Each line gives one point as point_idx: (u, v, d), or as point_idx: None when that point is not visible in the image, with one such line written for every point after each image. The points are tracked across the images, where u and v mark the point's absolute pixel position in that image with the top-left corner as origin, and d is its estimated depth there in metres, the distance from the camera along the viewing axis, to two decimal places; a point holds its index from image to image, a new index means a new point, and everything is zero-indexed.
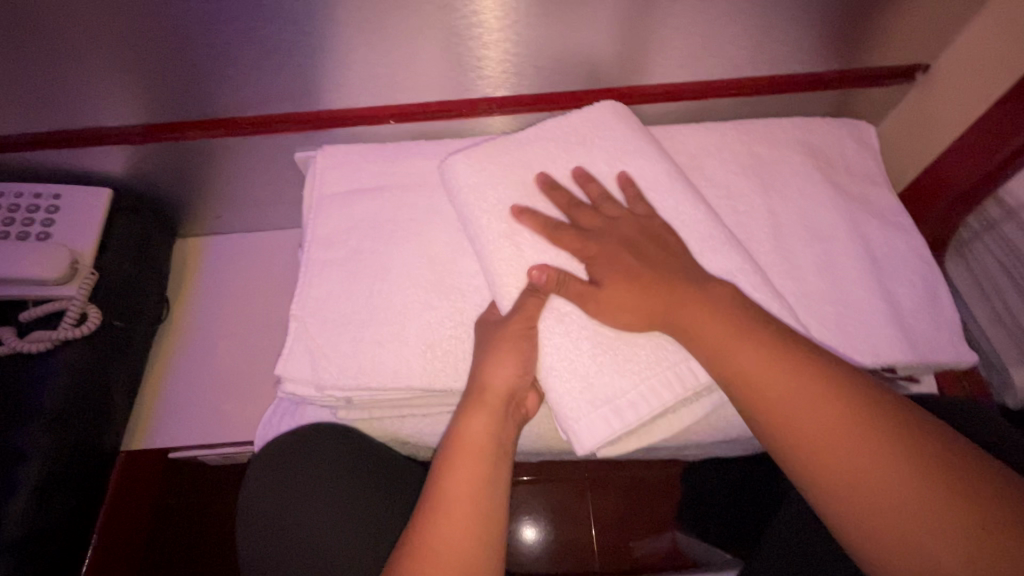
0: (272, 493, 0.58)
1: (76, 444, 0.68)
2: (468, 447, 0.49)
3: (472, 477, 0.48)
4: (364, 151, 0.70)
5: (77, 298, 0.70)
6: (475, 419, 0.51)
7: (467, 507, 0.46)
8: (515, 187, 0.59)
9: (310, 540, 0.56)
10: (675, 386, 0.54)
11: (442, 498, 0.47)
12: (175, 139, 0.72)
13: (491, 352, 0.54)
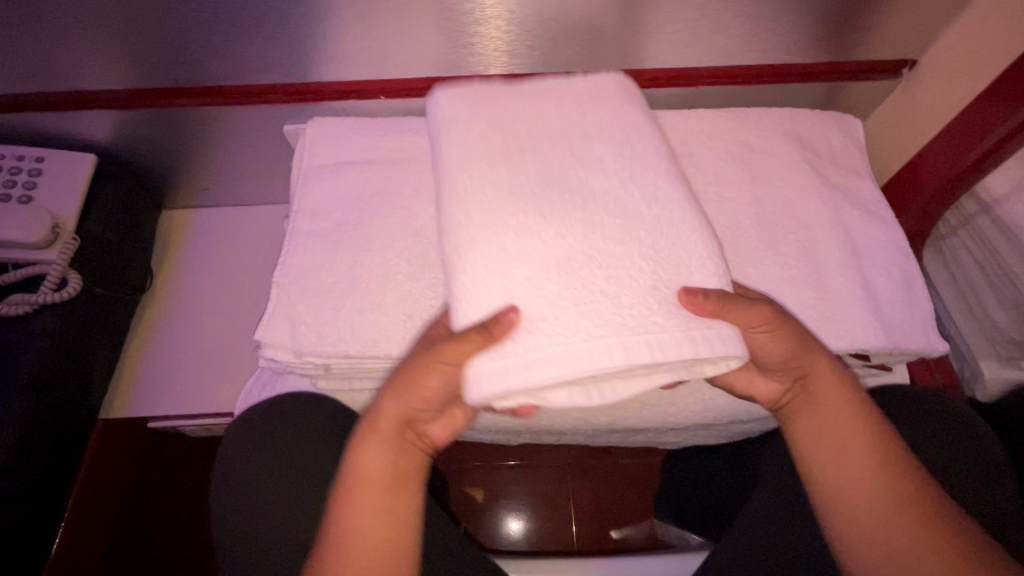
0: (250, 460, 0.59)
1: (54, 409, 0.68)
2: (368, 475, 0.50)
3: (375, 505, 0.49)
4: (354, 125, 0.70)
5: (57, 262, 0.69)
6: (376, 450, 0.50)
7: (375, 529, 0.48)
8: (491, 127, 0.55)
9: (286, 506, 0.57)
10: (583, 357, 0.44)
11: (350, 519, 0.49)
12: (161, 106, 0.72)
13: (400, 380, 0.50)
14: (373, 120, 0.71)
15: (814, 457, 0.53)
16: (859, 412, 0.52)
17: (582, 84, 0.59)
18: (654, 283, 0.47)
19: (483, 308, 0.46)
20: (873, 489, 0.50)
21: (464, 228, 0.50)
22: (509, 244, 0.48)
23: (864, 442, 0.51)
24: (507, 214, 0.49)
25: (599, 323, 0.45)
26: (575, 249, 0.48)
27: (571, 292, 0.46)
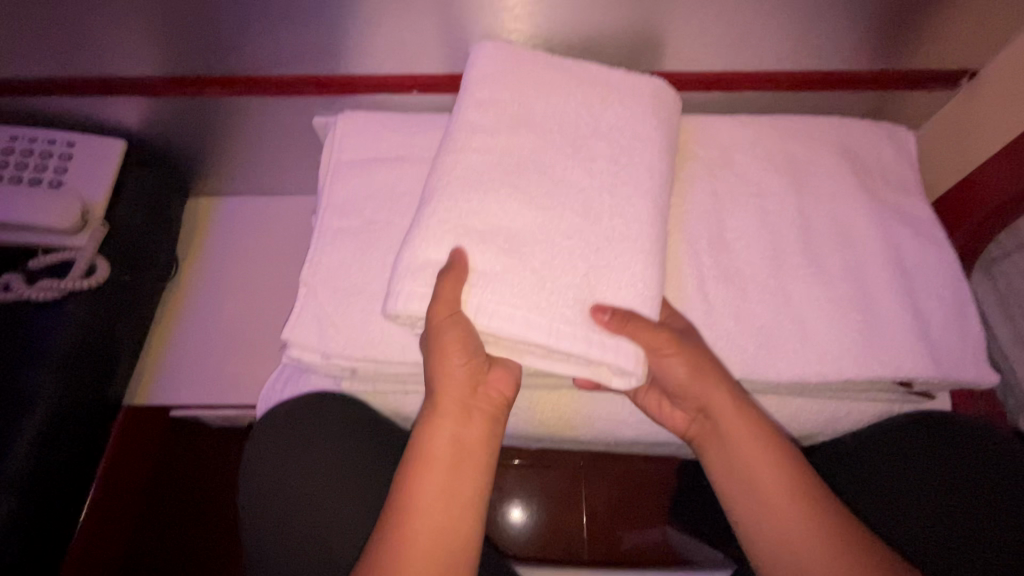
0: (276, 450, 0.59)
1: (81, 395, 0.68)
2: (435, 457, 0.51)
3: (438, 490, 0.50)
4: (386, 120, 0.69)
5: (86, 249, 0.69)
6: (440, 429, 0.52)
7: (439, 511, 0.50)
8: (497, 105, 0.55)
9: (310, 496, 0.57)
10: (499, 320, 0.49)
11: (408, 498, 0.50)
12: (193, 95, 0.71)
13: (439, 354, 0.50)
14: (406, 116, 0.70)
15: (726, 481, 0.55)
16: (760, 433, 0.54)
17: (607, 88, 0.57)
18: (579, 282, 0.50)
19: (417, 281, 0.50)
20: (785, 487, 0.52)
21: (435, 202, 0.52)
22: (472, 222, 0.51)
23: (769, 461, 0.53)
24: (482, 178, 0.52)
25: (526, 298, 0.49)
26: (531, 244, 0.51)
27: (500, 270, 0.50)
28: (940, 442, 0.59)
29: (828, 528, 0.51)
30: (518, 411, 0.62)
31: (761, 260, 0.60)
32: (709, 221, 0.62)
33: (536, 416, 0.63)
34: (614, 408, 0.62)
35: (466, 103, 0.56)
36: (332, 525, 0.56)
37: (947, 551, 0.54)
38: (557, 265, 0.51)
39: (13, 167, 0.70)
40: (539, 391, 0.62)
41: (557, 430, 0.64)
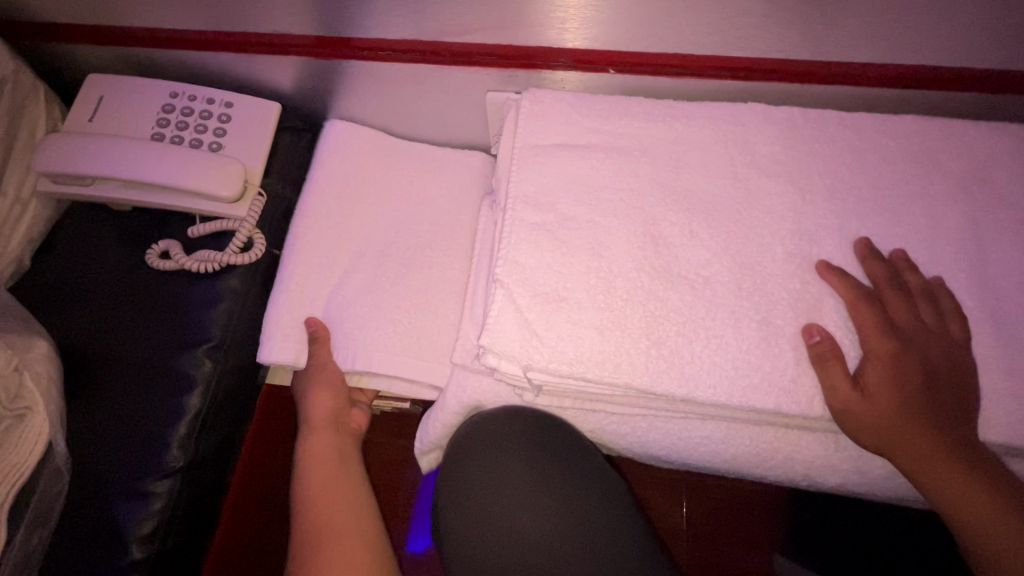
0: (472, 471, 0.57)
1: (237, 372, 0.66)
2: (320, 445, 0.66)
3: (333, 473, 0.64)
4: (576, 102, 0.63)
5: (246, 221, 0.66)
6: (324, 429, 0.67)
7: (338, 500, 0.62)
8: (422, 150, 0.76)
9: (508, 529, 0.54)
10: (413, 352, 0.66)
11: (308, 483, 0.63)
12: (363, 58, 0.66)
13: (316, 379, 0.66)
14: (597, 98, 0.64)
15: (952, 491, 0.48)
16: (973, 478, 0.48)
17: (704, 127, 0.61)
18: (421, 323, 0.67)
19: (287, 321, 0.68)
20: (1005, 508, 0.47)
21: (304, 246, 0.71)
22: (409, 318, 0.67)
23: (987, 507, 0.47)
24: (329, 281, 0.70)
25: (368, 319, 0.68)
26: (448, 267, 0.69)
27: (375, 350, 0.66)
28: None
29: None
30: (715, 444, 0.55)
31: (1016, 303, 0.54)
32: (951, 249, 0.56)
33: (733, 452, 0.56)
34: (825, 451, 0.55)
35: (329, 137, 0.76)
36: (552, 556, 0.53)
37: None
38: (367, 279, 0.70)
39: (173, 126, 0.67)
40: (744, 424, 0.55)
41: (752, 467, 0.57)
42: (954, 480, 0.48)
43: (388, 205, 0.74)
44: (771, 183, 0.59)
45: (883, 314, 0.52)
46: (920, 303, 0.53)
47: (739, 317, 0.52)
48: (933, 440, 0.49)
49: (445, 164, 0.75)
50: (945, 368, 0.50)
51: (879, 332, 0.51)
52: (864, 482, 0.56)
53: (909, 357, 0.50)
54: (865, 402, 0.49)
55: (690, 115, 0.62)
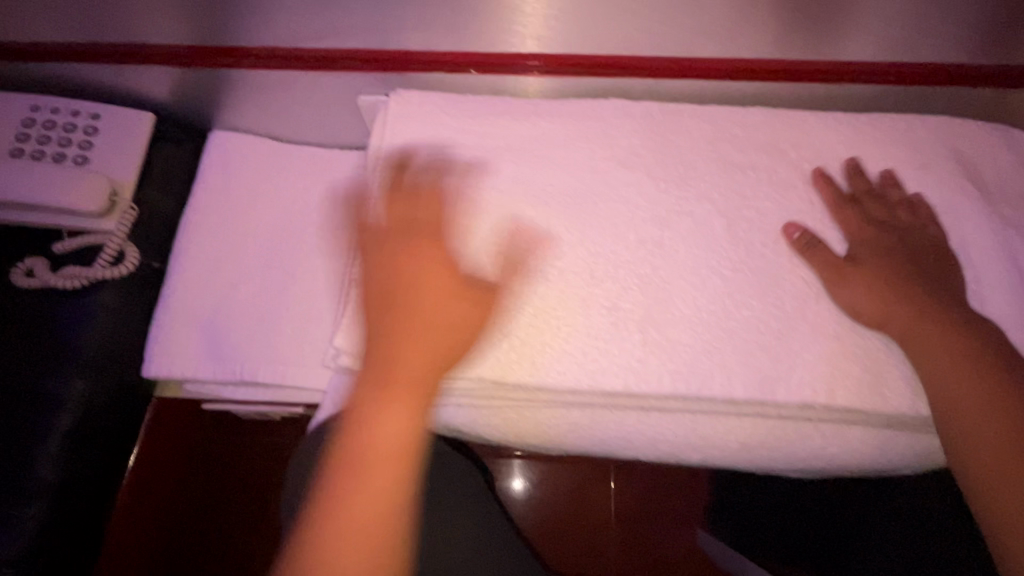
0: (322, 462, 0.56)
1: (116, 388, 0.65)
2: (381, 447, 0.43)
3: (380, 482, 0.42)
4: (443, 102, 0.63)
5: (115, 234, 0.65)
6: (389, 413, 0.44)
7: (377, 527, 0.41)
8: (308, 153, 0.74)
9: None
10: (296, 360, 0.65)
11: (347, 506, 0.41)
12: (229, 66, 0.65)
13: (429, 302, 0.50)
14: (465, 98, 0.64)
15: (946, 395, 0.48)
16: (960, 358, 0.48)
17: (569, 121, 0.61)
18: (306, 328, 0.66)
19: (172, 340, 0.66)
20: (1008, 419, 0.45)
21: (191, 256, 0.69)
22: (294, 324, 0.66)
23: (991, 410, 0.46)
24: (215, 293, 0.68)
25: (254, 331, 0.66)
26: (332, 271, 0.68)
27: (261, 363, 0.65)
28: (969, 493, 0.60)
29: None
30: (580, 428, 0.57)
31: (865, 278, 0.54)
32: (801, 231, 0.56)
33: (599, 436, 0.58)
34: (685, 431, 0.57)
35: (215, 146, 0.74)
36: None
37: None
38: (256, 288, 0.68)
39: (35, 141, 0.65)
40: (606, 409, 0.57)
41: (620, 448, 0.59)
42: (948, 373, 0.48)
43: (274, 207, 0.71)
44: (631, 175, 0.58)
45: (942, 266, 0.54)
46: (916, 238, 0.55)
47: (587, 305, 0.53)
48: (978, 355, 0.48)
49: (331, 168, 0.73)
50: (786, 347, 0.52)
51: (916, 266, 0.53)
52: (724, 457, 0.59)
53: (903, 261, 0.53)
54: (937, 333, 0.49)
55: (555, 111, 0.62)
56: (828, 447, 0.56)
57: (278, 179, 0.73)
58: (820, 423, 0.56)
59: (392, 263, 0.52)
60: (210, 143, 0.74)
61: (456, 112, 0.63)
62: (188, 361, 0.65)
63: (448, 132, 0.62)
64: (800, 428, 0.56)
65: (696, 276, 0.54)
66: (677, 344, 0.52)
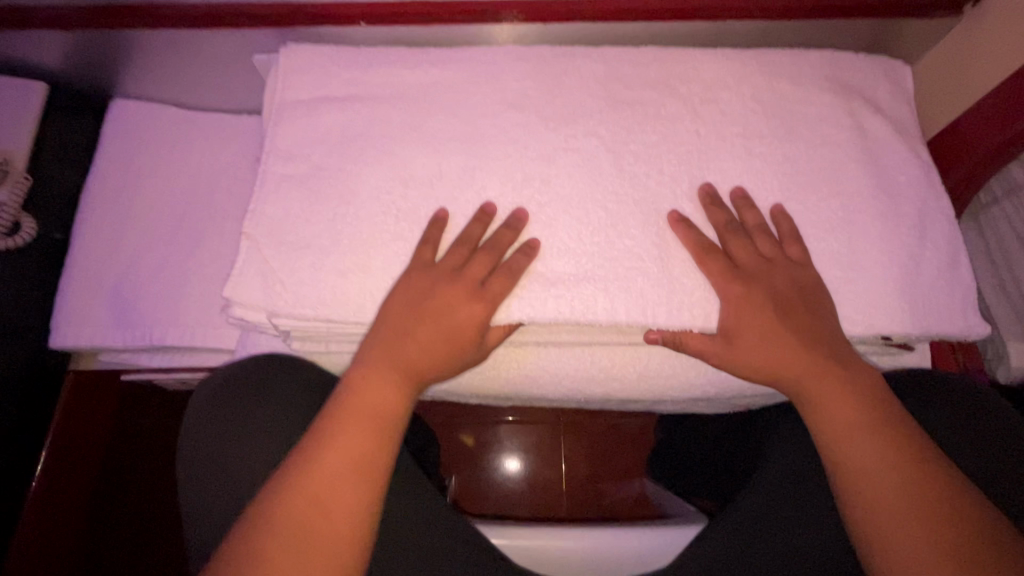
0: (210, 402, 0.56)
1: (20, 359, 0.64)
2: (361, 402, 0.49)
3: (333, 448, 0.47)
4: (334, 54, 0.62)
5: (7, 203, 0.63)
6: (374, 385, 0.50)
7: (343, 477, 0.46)
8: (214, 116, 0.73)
9: (221, 454, 0.54)
10: (205, 321, 0.65)
11: (322, 453, 0.46)
12: (111, 27, 0.62)
13: (428, 305, 0.51)
14: (356, 49, 0.63)
15: (822, 387, 0.50)
16: (847, 366, 0.51)
17: (459, 68, 0.62)
18: (214, 290, 0.66)
19: (77, 309, 0.66)
20: (872, 419, 0.49)
21: (95, 225, 0.68)
22: (202, 287, 0.66)
23: (875, 450, 0.47)
24: (121, 260, 0.67)
25: (162, 296, 0.66)
26: (239, 232, 0.68)
27: (171, 326, 0.65)
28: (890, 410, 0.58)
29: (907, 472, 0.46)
30: (482, 367, 0.59)
31: (744, 206, 0.56)
32: (685, 164, 0.57)
33: (502, 375, 0.59)
34: (583, 364, 0.59)
35: (117, 109, 0.72)
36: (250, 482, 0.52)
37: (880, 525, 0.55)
38: (163, 253, 0.67)
39: None
40: (506, 347, 0.58)
41: (523, 386, 0.61)
42: (837, 370, 0.50)
43: (179, 171, 0.71)
44: (520, 117, 0.60)
45: (817, 297, 0.53)
46: (810, 278, 0.53)
47: (482, 255, 0.52)
48: (848, 401, 0.49)
49: (237, 130, 0.73)
50: (672, 276, 0.53)
51: (799, 302, 0.52)
52: (624, 390, 0.61)
53: (766, 304, 0.52)
54: (811, 355, 0.51)
55: (446, 59, 0.62)
56: (720, 371, 0.59)
57: (180, 146, 0.71)
58: None
59: (425, 276, 0.52)
60: (109, 113, 0.72)
61: (346, 63, 0.62)
62: (96, 332, 0.65)
63: (339, 84, 0.61)
64: (692, 354, 0.58)
65: (582, 212, 0.55)
66: (563, 278, 0.53)
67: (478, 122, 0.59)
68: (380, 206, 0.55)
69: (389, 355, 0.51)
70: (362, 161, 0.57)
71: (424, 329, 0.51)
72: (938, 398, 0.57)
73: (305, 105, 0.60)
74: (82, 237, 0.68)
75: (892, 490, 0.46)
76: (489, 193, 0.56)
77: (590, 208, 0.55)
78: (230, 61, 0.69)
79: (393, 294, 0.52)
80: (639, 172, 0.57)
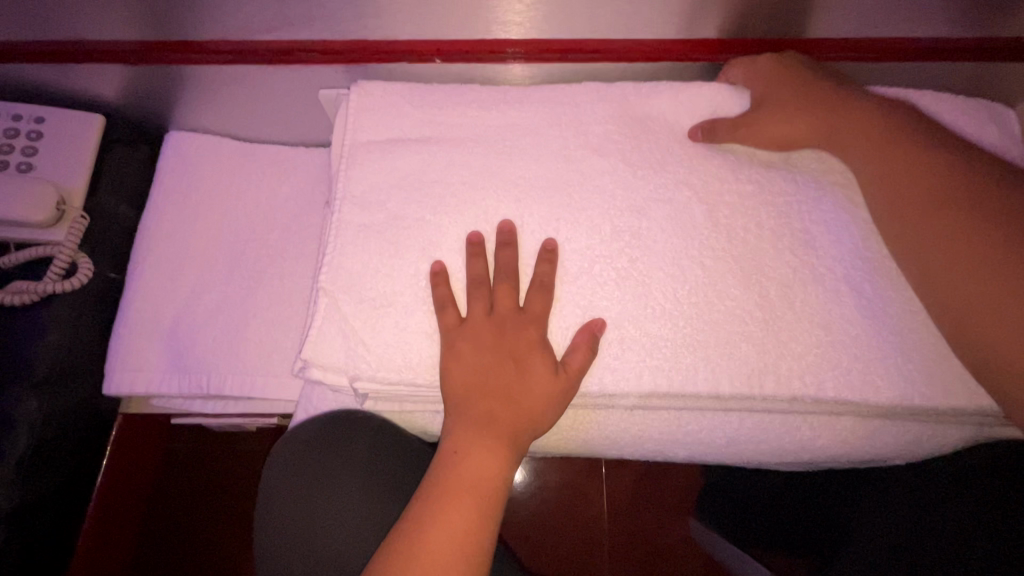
0: (290, 466, 0.53)
1: (74, 407, 0.62)
2: (460, 480, 0.46)
3: (438, 528, 0.43)
4: (407, 92, 0.59)
5: (64, 246, 0.61)
6: (474, 454, 0.47)
7: (449, 563, 0.42)
8: (274, 152, 0.71)
9: (304, 525, 0.51)
10: (265, 367, 0.62)
11: (426, 531, 0.43)
12: (178, 62, 0.60)
13: (473, 349, 0.49)
14: (430, 87, 0.60)
15: (849, 154, 0.54)
16: (868, 123, 0.53)
17: (538, 109, 0.58)
18: (274, 335, 0.63)
19: (133, 355, 0.63)
20: (887, 158, 0.52)
21: (152, 264, 0.66)
22: (261, 332, 0.63)
23: (929, 178, 0.49)
24: (178, 303, 0.65)
25: (221, 343, 0.63)
26: (301, 275, 0.66)
27: (228, 374, 0.62)
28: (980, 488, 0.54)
29: (944, 201, 0.48)
30: (563, 430, 0.55)
31: (848, 263, 0.53)
32: (786, 218, 0.54)
33: (584, 436, 0.56)
34: (669, 428, 0.55)
35: (175, 143, 0.70)
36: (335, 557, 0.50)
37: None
38: (222, 296, 0.65)
39: None
40: (590, 409, 0.55)
41: (605, 447, 0.57)
42: (856, 138, 0.53)
43: (239, 208, 0.68)
44: (604, 163, 0.56)
45: (829, 88, 0.55)
46: (818, 75, 0.56)
47: (503, 286, 0.50)
48: (862, 126, 0.53)
49: (297, 167, 0.70)
50: (775, 338, 0.50)
51: (829, 91, 0.55)
52: (710, 453, 0.57)
53: (810, 108, 0.55)
54: (845, 130, 0.54)
55: (525, 99, 0.59)
56: (818, 438, 0.55)
57: (237, 180, 0.69)
58: (810, 414, 0.54)
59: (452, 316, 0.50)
60: (164, 146, 0.70)
61: (420, 102, 0.59)
62: (153, 376, 0.62)
63: (413, 124, 0.58)
64: (788, 420, 0.55)
65: (677, 268, 0.52)
66: (659, 342, 0.50)
67: (562, 167, 0.56)
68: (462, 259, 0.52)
69: (473, 415, 0.48)
70: (442, 208, 0.54)
71: (477, 370, 0.49)
72: None
73: (378, 147, 0.57)
74: (139, 277, 0.65)
75: (941, 248, 0.47)
76: (576, 245, 0.52)
77: (684, 262, 0.52)
78: (294, 97, 0.67)
79: (468, 362, 0.49)
80: (735, 224, 0.53)
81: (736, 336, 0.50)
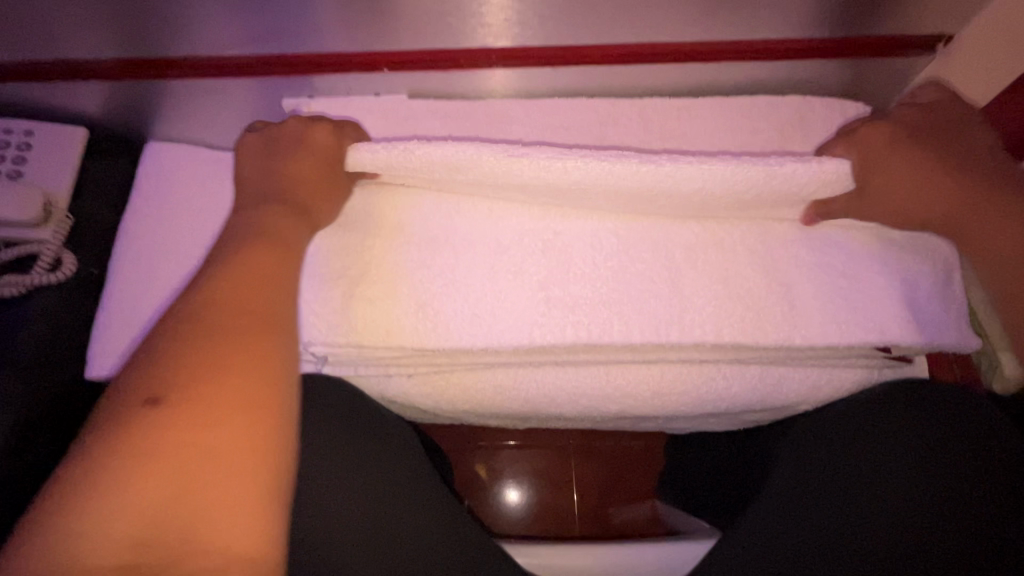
0: None
1: (58, 390, 0.67)
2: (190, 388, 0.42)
3: (216, 353, 0.44)
4: (363, 110, 0.70)
5: (50, 243, 0.68)
6: (252, 257, 0.50)
7: (228, 388, 0.43)
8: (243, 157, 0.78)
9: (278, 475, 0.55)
10: None
11: (139, 445, 0.39)
12: (156, 77, 0.67)
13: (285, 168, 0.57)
14: (381, 100, 0.70)
15: (949, 217, 0.56)
16: (1000, 198, 0.54)
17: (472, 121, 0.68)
18: None
19: (113, 342, 0.69)
20: (981, 198, 0.55)
21: (131, 260, 0.72)
22: None
23: None
24: (154, 294, 0.70)
25: None
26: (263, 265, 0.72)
27: None
28: (908, 416, 0.59)
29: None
30: (504, 390, 0.61)
31: (745, 231, 0.60)
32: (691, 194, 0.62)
33: (522, 394, 0.62)
34: (598, 383, 0.61)
35: (151, 151, 0.77)
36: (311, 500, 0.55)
37: (908, 541, 0.54)
38: None
39: None
40: (526, 368, 0.61)
41: (542, 405, 0.63)
42: (975, 183, 0.55)
43: (210, 207, 0.74)
44: None
45: (954, 135, 0.58)
46: (933, 111, 0.60)
47: (314, 151, 0.58)
48: (951, 168, 0.56)
49: None
50: (679, 296, 0.58)
51: (963, 164, 0.55)
52: (638, 407, 0.63)
53: (907, 139, 0.57)
54: (980, 197, 0.55)
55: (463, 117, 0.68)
56: (731, 387, 0.61)
57: (210, 182, 0.76)
58: (721, 364, 0.61)
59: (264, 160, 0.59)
60: (143, 155, 0.76)
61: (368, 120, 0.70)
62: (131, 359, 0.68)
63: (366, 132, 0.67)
64: (704, 371, 0.61)
65: (596, 239, 0.59)
66: (578, 304, 0.58)
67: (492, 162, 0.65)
68: (404, 240, 0.60)
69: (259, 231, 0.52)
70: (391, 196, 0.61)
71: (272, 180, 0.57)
72: (970, 410, 0.59)
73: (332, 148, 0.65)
74: (119, 272, 0.71)
75: None
76: (506, 223, 0.60)
77: (602, 236, 0.59)
78: (260, 107, 0.75)
79: (230, 260, 0.49)
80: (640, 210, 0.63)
81: (645, 294, 0.57)
